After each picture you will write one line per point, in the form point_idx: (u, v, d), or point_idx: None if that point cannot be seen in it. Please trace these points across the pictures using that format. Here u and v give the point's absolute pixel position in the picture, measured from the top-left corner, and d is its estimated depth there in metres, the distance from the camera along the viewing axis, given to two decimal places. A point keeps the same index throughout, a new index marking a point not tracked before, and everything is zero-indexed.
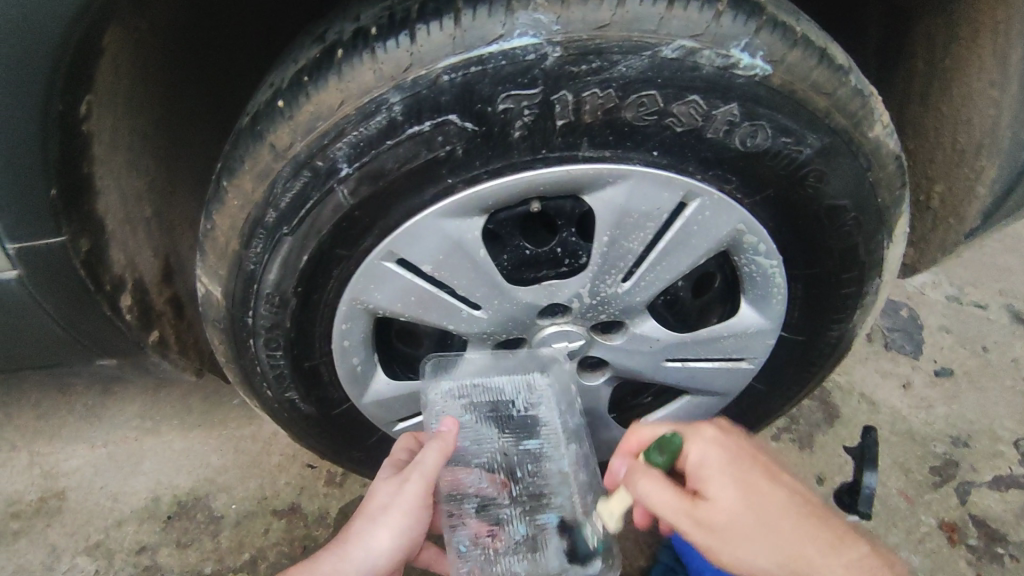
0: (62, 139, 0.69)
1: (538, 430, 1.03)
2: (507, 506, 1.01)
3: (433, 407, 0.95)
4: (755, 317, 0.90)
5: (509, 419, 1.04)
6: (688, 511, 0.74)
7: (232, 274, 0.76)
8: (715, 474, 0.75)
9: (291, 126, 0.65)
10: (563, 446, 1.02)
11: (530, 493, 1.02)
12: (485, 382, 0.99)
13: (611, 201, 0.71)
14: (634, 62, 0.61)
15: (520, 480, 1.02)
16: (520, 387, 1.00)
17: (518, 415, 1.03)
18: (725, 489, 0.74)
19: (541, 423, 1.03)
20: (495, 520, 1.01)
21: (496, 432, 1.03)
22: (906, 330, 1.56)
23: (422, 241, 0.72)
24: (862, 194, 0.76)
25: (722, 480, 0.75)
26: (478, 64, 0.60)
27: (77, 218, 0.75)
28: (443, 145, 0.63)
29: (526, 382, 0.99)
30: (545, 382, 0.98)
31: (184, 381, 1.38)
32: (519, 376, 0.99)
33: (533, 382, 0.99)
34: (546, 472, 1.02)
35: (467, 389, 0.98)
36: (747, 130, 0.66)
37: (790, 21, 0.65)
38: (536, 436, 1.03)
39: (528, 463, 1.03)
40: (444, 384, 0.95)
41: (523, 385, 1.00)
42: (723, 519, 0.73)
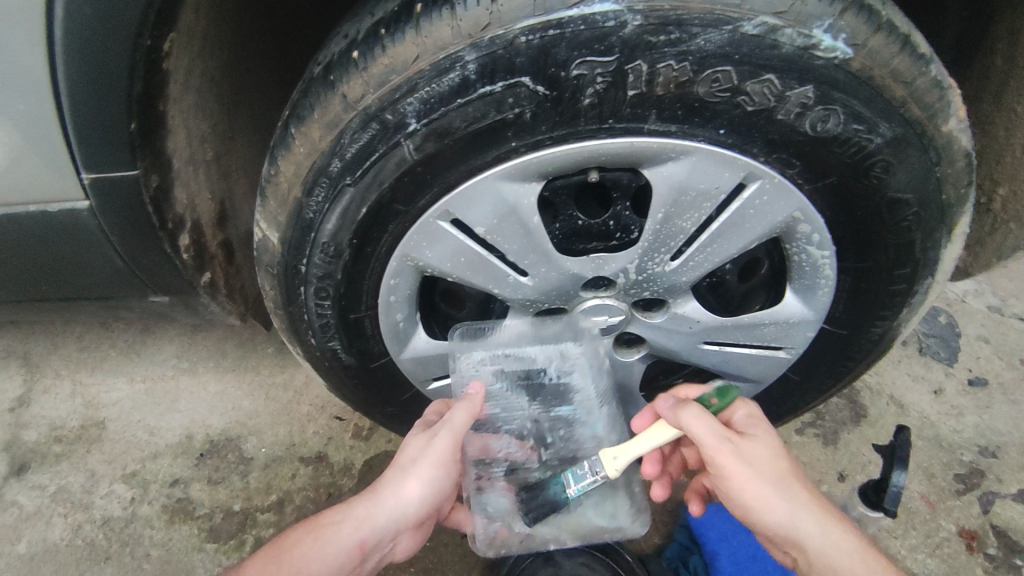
0: (146, 74, 0.70)
1: (571, 397, 1.01)
2: (536, 471, 0.98)
3: (462, 373, 0.96)
4: (798, 308, 0.89)
5: (541, 387, 1.02)
6: (733, 442, 0.79)
7: (291, 221, 0.77)
8: (757, 425, 0.83)
9: (364, 78, 0.66)
10: (595, 411, 1.01)
11: (560, 457, 0.99)
12: (517, 352, 0.98)
13: (670, 177, 0.71)
14: (714, 36, 0.60)
15: (551, 445, 1.00)
16: (552, 355, 0.99)
17: (550, 382, 1.02)
18: (767, 438, 0.82)
19: (574, 389, 1.02)
20: (523, 483, 0.98)
21: (527, 400, 1.01)
22: (942, 336, 1.53)
23: (479, 202, 0.72)
24: (927, 189, 0.74)
25: (765, 430, 0.83)
26: (557, 27, 0.60)
27: (150, 154, 0.77)
28: (513, 107, 0.64)
29: (559, 351, 0.98)
30: (577, 352, 0.97)
31: (222, 326, 1.42)
32: (551, 347, 0.98)
33: (566, 351, 0.98)
34: (578, 438, 1.00)
35: (499, 358, 0.98)
36: (819, 114, 0.65)
37: (875, 5, 0.64)
38: (569, 402, 1.01)
39: (559, 429, 1.01)
40: (476, 353, 0.97)
41: (556, 352, 0.98)
42: (764, 459, 0.79)
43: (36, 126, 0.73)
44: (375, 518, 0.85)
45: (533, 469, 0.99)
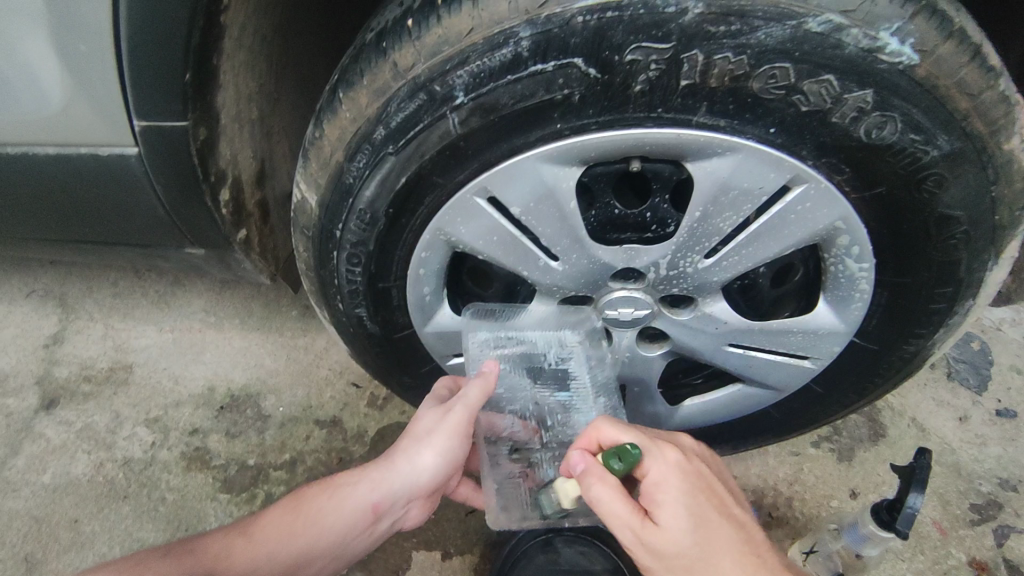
0: (205, 27, 0.72)
1: (569, 382, 1.01)
2: (539, 451, 0.97)
3: (471, 354, 0.94)
4: (830, 320, 0.88)
5: (542, 371, 1.02)
6: (637, 534, 0.68)
7: (331, 185, 0.78)
8: (671, 497, 0.69)
9: (417, 47, 0.65)
10: (592, 400, 1.00)
11: (559, 441, 0.98)
12: (518, 335, 0.98)
13: (714, 174, 0.70)
14: (775, 31, 0.58)
15: (551, 428, 0.99)
16: (551, 341, 0.99)
17: (550, 368, 1.01)
18: (679, 515, 0.68)
19: (572, 376, 1.02)
20: (527, 464, 0.97)
21: (529, 381, 1.01)
22: (973, 363, 1.49)
23: (519, 182, 0.73)
24: (980, 208, 0.72)
25: (676, 509, 0.68)
26: (616, 9, 0.58)
27: (200, 107, 0.78)
28: (562, 88, 0.63)
29: (558, 339, 0.99)
30: (575, 341, 0.98)
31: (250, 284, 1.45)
32: (551, 334, 0.99)
33: (565, 338, 0.98)
34: (574, 425, 0.99)
35: (502, 341, 0.97)
36: (875, 121, 0.63)
37: (949, 11, 0.61)
38: (568, 388, 1.01)
39: (558, 414, 1.00)
40: (482, 333, 0.95)
41: (555, 339, 0.99)
42: (672, 549, 0.68)
43: (95, 72, 0.75)
44: (389, 481, 0.87)
45: (535, 450, 0.98)
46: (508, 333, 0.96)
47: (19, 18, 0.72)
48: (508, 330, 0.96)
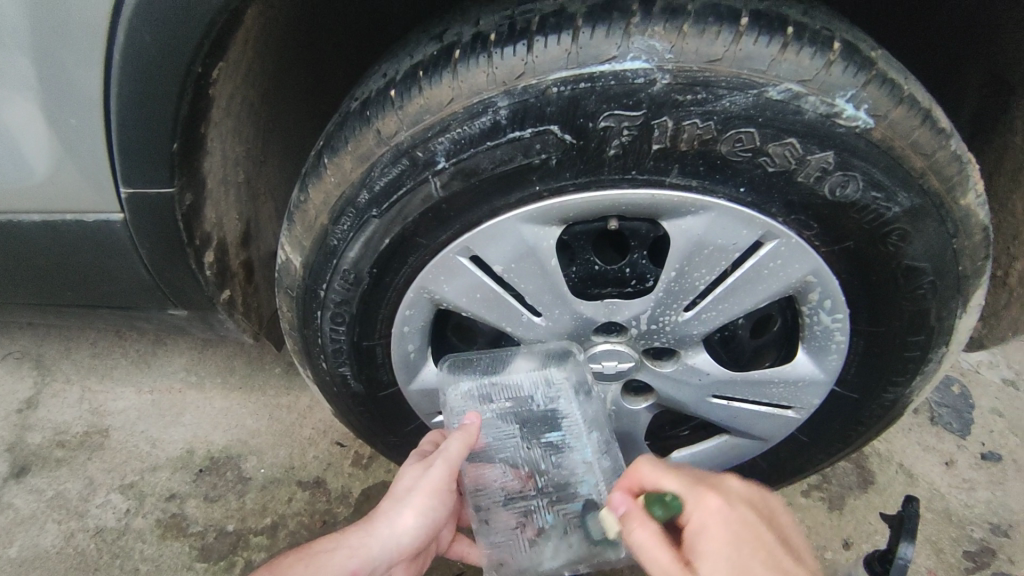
0: (193, 98, 0.73)
1: (559, 422, 0.99)
2: (533, 498, 0.99)
3: (452, 407, 0.94)
4: (810, 370, 0.90)
5: (530, 415, 1.00)
6: None
7: (315, 247, 0.79)
8: (710, 542, 0.68)
9: (399, 116, 0.67)
10: (585, 435, 0.98)
11: (555, 483, 0.99)
12: (502, 380, 0.97)
13: (688, 231, 0.73)
14: (739, 99, 0.61)
15: (544, 472, 0.99)
16: (538, 382, 0.97)
17: (538, 410, 0.99)
18: (720, 563, 0.66)
19: (563, 415, 0.99)
20: (522, 512, 1.00)
21: (516, 429, 0.99)
22: (955, 406, 1.51)
23: (499, 241, 0.76)
24: (944, 259, 0.75)
25: (717, 558, 0.67)
26: (588, 81, 0.61)
27: (186, 174, 0.80)
28: (539, 153, 0.65)
29: (544, 377, 0.96)
30: (562, 377, 0.95)
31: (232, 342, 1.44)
32: (536, 374, 0.96)
33: (551, 378, 0.96)
34: (570, 463, 0.99)
35: (485, 389, 0.96)
36: (838, 180, 0.66)
37: (898, 78, 0.64)
38: (558, 428, 0.99)
39: (551, 456, 0.99)
40: (464, 384, 0.95)
41: (542, 378, 0.96)
42: None
43: (84, 142, 0.77)
44: (368, 547, 0.84)
45: (531, 497, 0.99)
46: (492, 380, 0.96)
47: (10, 92, 0.74)
48: (489, 377, 0.95)
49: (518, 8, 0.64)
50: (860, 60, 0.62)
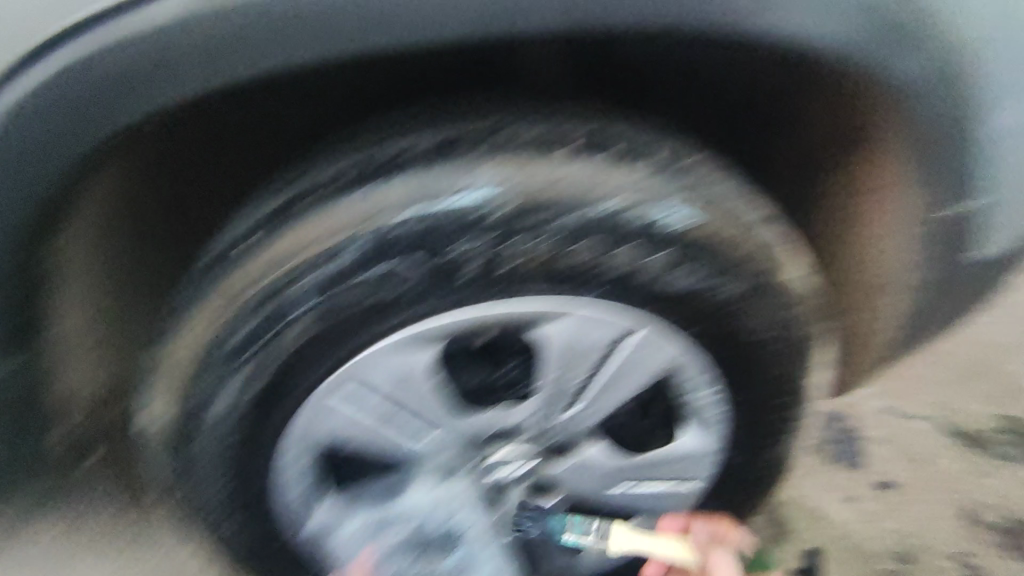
0: (33, 273, 0.72)
1: (461, 539, 0.96)
2: None
3: (345, 545, 0.92)
4: (695, 443, 0.94)
5: (429, 537, 0.96)
6: None
7: (183, 400, 0.78)
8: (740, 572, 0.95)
9: (262, 263, 0.71)
10: (486, 548, 0.97)
11: None
12: (393, 509, 0.92)
13: (553, 337, 0.76)
14: (570, 220, 0.69)
15: None
16: (434, 505, 0.92)
17: (438, 531, 0.95)
18: None
19: (462, 531, 0.96)
20: None
21: (415, 554, 0.96)
22: (846, 440, 1.54)
23: (374, 372, 0.76)
24: (781, 329, 0.83)
25: None
26: (435, 216, 0.67)
27: (34, 344, 0.78)
28: (400, 284, 0.70)
29: (437, 502, 0.93)
30: (454, 498, 0.92)
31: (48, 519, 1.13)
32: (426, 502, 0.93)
33: (446, 500, 0.92)
34: None
35: (381, 522, 0.92)
36: (672, 276, 0.74)
37: (704, 187, 0.74)
38: (460, 546, 0.97)
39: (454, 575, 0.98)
40: (358, 520, 0.91)
41: (434, 505, 0.93)
42: None
43: None
44: None
45: None
46: (386, 511, 0.91)
47: None
48: (380, 509, 0.91)
49: (371, 150, 0.71)
50: (678, 176, 0.73)
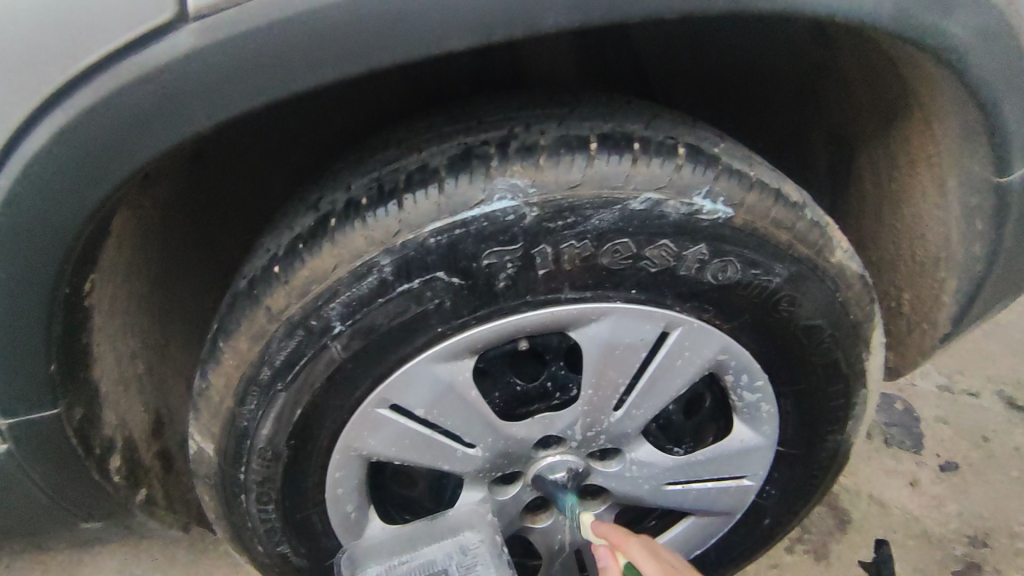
0: (66, 317, 0.65)
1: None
2: None
3: None
4: (750, 437, 0.90)
5: None
6: None
7: (226, 431, 0.76)
8: None
9: (287, 290, 0.67)
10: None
11: None
12: (413, 558, 0.89)
13: (596, 337, 0.73)
14: (606, 216, 0.65)
15: None
16: (451, 553, 0.89)
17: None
18: None
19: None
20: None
21: None
22: (904, 423, 1.50)
23: (413, 387, 0.73)
24: (835, 313, 0.79)
25: None
26: (462, 226, 0.64)
27: (74, 391, 0.73)
28: (432, 299, 0.66)
29: (458, 545, 0.88)
30: (477, 541, 0.88)
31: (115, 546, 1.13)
32: (446, 541, 0.89)
33: (464, 542, 0.88)
34: None
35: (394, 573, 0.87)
36: (717, 266, 0.70)
37: (743, 167, 0.70)
38: None
39: None
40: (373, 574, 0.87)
41: (454, 548, 0.88)
42: None
43: None
44: None
45: None
46: (403, 558, 0.88)
47: None
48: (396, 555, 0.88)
49: (386, 168, 0.68)
50: (706, 159, 0.68)
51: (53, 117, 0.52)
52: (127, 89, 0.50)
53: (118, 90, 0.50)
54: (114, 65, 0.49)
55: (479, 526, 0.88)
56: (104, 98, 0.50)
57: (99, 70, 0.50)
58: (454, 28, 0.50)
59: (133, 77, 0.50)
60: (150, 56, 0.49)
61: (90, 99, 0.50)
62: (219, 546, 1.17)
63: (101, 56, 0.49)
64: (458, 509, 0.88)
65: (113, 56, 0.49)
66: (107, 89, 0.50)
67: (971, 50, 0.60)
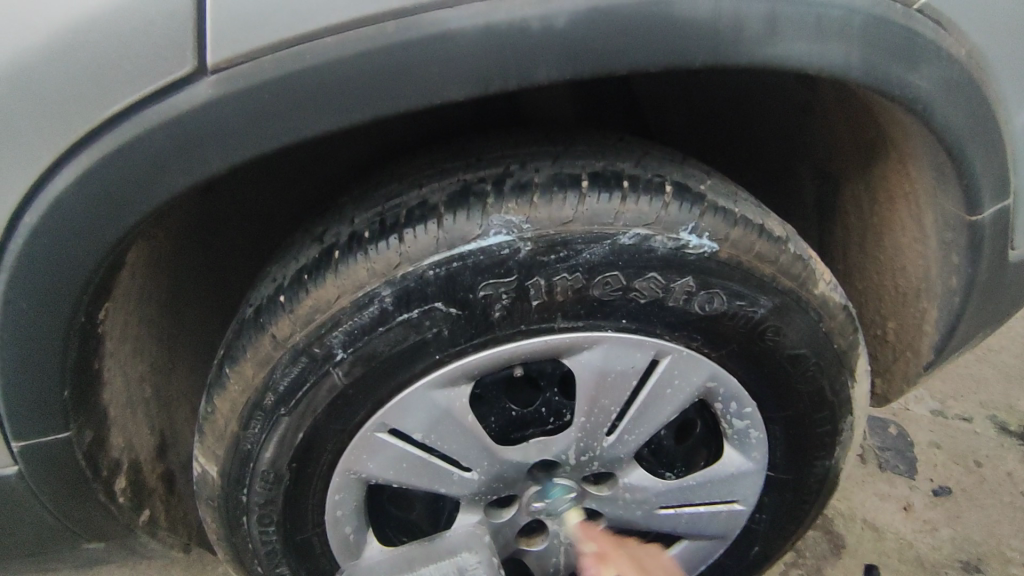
0: (80, 344, 0.68)
1: None
2: None
3: None
4: (740, 462, 0.92)
5: None
6: None
7: (230, 454, 0.78)
8: None
9: (292, 319, 0.71)
10: None
11: None
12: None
13: (588, 365, 0.76)
14: (597, 250, 0.69)
15: None
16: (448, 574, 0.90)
17: None
18: None
19: None
20: None
21: None
22: (897, 448, 1.51)
23: (412, 412, 0.75)
24: (819, 341, 0.82)
25: None
26: (460, 259, 0.67)
27: (84, 414, 0.75)
28: (430, 328, 0.69)
29: (455, 567, 0.89)
30: (475, 563, 0.90)
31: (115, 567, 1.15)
32: (445, 562, 0.90)
33: (462, 563, 0.90)
34: None
35: None
36: (704, 297, 0.73)
37: (728, 204, 0.73)
38: None
39: None
40: None
41: (452, 569, 0.89)
42: None
43: None
44: None
45: None
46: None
47: None
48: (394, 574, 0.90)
49: (388, 203, 0.71)
50: (692, 196, 0.71)
51: (79, 160, 0.55)
52: (149, 135, 0.54)
53: (142, 136, 0.54)
54: (137, 114, 0.53)
55: (476, 546, 0.90)
56: (128, 143, 0.54)
57: (125, 118, 0.54)
58: (454, 80, 0.53)
59: (156, 125, 0.54)
60: (171, 106, 0.53)
61: (115, 144, 0.54)
62: (217, 567, 1.18)
63: (126, 106, 0.53)
64: (455, 532, 0.89)
65: (137, 106, 0.53)
66: (131, 135, 0.54)
67: (938, 98, 0.64)
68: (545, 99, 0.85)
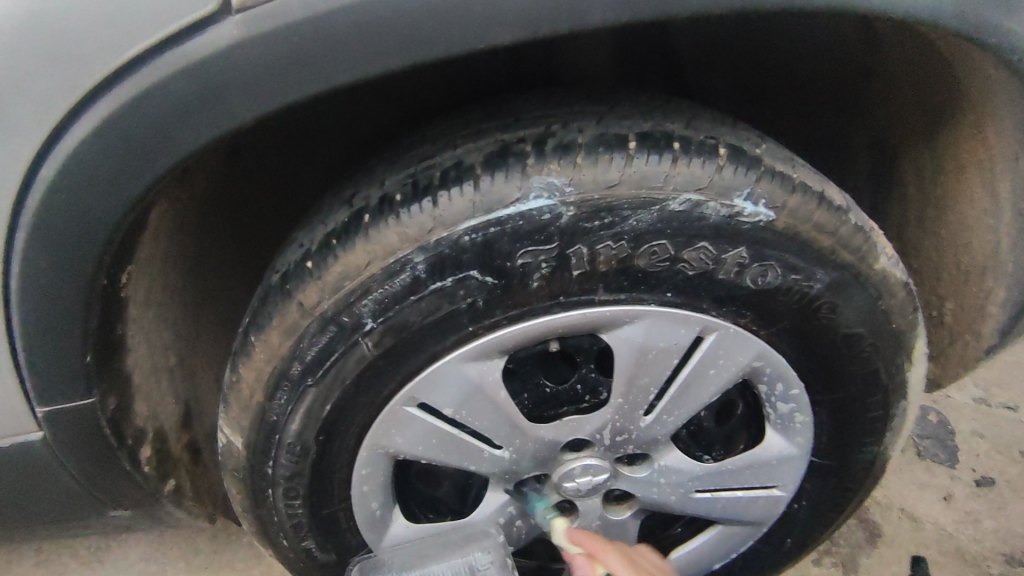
0: (103, 307, 0.66)
1: None
2: None
3: None
4: (783, 446, 0.87)
5: None
6: None
7: (255, 425, 0.76)
8: None
9: (320, 286, 0.67)
10: None
11: None
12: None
13: (630, 340, 0.71)
14: (644, 217, 0.64)
15: None
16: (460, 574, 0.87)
17: None
18: None
19: None
20: None
21: None
22: (938, 436, 1.45)
23: (443, 386, 0.72)
24: (877, 320, 0.76)
25: None
26: (497, 225, 0.63)
27: (108, 381, 0.73)
28: (465, 298, 0.66)
29: (467, 564, 0.87)
30: (488, 561, 0.88)
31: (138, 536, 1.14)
32: (457, 561, 0.88)
33: (474, 563, 0.88)
34: None
35: None
36: (757, 270, 0.68)
37: (786, 169, 0.68)
38: None
39: None
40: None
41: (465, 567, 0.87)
42: None
43: None
44: None
45: None
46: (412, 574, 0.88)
47: None
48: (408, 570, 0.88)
49: (420, 164, 0.67)
50: (748, 160, 0.66)
51: (96, 109, 0.52)
52: (169, 81, 0.50)
53: (160, 82, 0.50)
54: (156, 57, 0.50)
55: (490, 544, 0.88)
56: (147, 90, 0.51)
57: (143, 62, 0.50)
58: (500, 23, 0.49)
59: (177, 70, 0.50)
60: (193, 49, 0.49)
61: (134, 91, 0.51)
62: (239, 540, 1.17)
63: (145, 49, 0.49)
64: (483, 511, 0.86)
65: (156, 49, 0.50)
66: (150, 81, 0.50)
67: None
68: (582, 56, 0.79)
